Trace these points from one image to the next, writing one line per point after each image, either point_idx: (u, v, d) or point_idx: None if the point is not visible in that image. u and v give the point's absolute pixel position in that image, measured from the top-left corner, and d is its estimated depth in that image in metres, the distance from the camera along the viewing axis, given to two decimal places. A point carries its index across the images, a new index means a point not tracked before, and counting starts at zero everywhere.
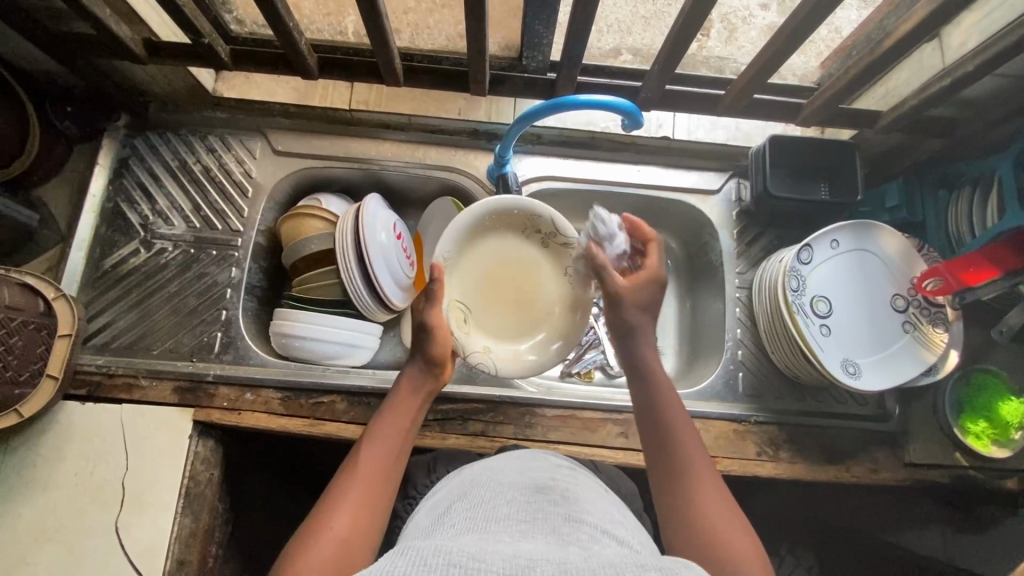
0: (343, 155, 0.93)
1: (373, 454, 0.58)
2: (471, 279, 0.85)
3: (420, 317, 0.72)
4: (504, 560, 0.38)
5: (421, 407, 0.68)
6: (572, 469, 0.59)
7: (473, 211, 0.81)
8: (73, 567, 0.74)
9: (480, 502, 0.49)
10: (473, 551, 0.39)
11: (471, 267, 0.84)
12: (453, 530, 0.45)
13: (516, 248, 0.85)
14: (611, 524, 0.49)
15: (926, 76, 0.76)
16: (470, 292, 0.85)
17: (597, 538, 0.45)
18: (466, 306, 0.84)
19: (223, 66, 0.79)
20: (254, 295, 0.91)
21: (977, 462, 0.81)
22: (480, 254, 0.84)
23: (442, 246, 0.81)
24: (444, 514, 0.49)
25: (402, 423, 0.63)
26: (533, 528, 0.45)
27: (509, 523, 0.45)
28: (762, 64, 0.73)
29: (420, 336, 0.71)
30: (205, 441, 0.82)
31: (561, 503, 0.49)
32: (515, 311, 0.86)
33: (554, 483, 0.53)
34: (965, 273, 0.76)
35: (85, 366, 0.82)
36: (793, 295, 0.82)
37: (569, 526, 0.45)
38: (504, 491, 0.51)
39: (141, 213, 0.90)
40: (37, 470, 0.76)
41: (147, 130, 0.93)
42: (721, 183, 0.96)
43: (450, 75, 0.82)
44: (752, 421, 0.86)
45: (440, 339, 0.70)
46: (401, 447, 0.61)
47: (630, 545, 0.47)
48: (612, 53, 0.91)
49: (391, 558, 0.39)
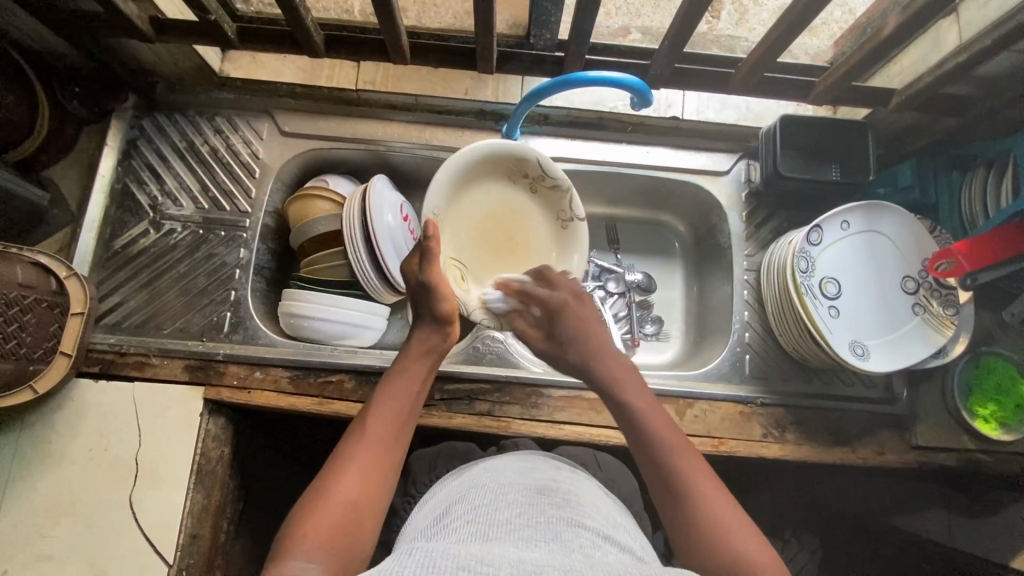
0: (350, 136, 0.93)
1: (381, 418, 0.58)
2: (462, 233, 0.84)
3: (420, 279, 0.71)
4: (510, 566, 0.39)
5: (431, 367, 0.68)
6: (574, 473, 0.60)
7: (466, 156, 0.79)
8: (87, 539, 0.75)
9: (482, 504, 0.50)
10: (478, 555, 0.40)
11: (466, 219, 0.84)
12: (456, 534, 0.46)
13: (504, 194, 0.86)
14: (612, 529, 0.50)
15: (943, 53, 0.74)
16: (464, 249, 0.83)
17: (599, 544, 0.46)
18: (463, 264, 0.83)
19: (230, 43, 0.78)
20: (262, 275, 0.92)
21: (984, 444, 0.83)
22: (468, 203, 0.84)
23: (433, 200, 0.78)
24: (445, 516, 0.50)
25: (412, 386, 0.64)
26: (536, 532, 0.45)
27: (512, 526, 0.46)
28: (774, 41, 0.72)
29: (426, 298, 0.70)
30: (216, 419, 0.83)
31: (563, 507, 0.50)
32: (510, 257, 0.86)
33: (556, 485, 0.54)
34: (977, 256, 0.75)
35: (98, 345, 0.83)
36: (802, 276, 0.81)
37: (572, 529, 0.46)
38: (505, 493, 0.51)
39: (150, 193, 0.91)
40: (52, 445, 0.78)
41: (154, 111, 0.93)
42: (731, 164, 0.95)
43: (456, 52, 0.81)
44: (759, 402, 0.86)
45: (446, 297, 0.70)
46: (411, 408, 0.62)
47: (631, 549, 0.48)
48: (622, 31, 0.90)
49: (397, 561, 0.40)
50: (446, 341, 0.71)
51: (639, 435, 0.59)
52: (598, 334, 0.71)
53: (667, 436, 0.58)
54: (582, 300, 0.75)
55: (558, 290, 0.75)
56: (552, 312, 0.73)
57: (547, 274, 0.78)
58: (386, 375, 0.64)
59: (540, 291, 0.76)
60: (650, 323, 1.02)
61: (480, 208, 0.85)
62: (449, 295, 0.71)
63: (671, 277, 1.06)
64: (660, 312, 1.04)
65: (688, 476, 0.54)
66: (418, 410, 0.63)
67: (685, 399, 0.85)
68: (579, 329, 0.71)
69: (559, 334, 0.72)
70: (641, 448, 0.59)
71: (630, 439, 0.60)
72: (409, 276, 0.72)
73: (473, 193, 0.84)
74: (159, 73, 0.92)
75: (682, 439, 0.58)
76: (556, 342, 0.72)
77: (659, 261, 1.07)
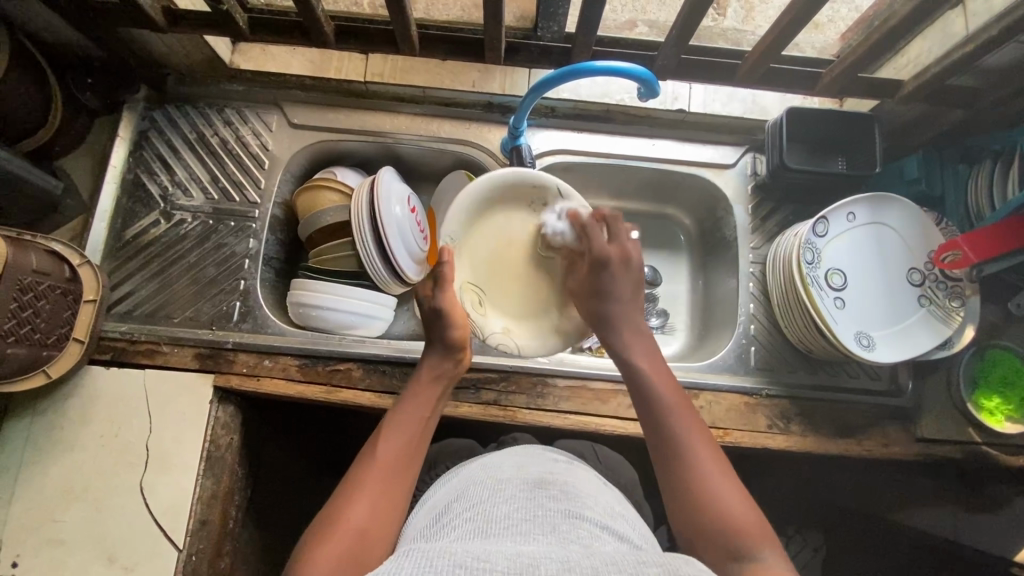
0: (358, 127, 0.94)
1: (390, 446, 0.59)
2: (477, 263, 0.82)
3: (433, 303, 0.71)
4: (508, 560, 0.40)
5: (440, 395, 0.69)
6: (570, 463, 0.61)
7: (488, 180, 0.78)
8: (98, 524, 0.76)
9: (480, 500, 0.51)
10: (477, 551, 0.41)
11: (484, 245, 0.82)
12: (455, 532, 0.47)
13: (525, 222, 0.82)
14: (611, 519, 0.51)
15: (949, 44, 0.75)
16: (483, 275, 0.82)
17: (597, 535, 0.46)
18: (479, 290, 0.81)
19: (241, 34, 0.79)
20: (271, 265, 0.93)
21: (989, 437, 0.81)
22: (487, 232, 0.82)
23: (449, 227, 0.78)
24: (444, 515, 0.51)
25: (422, 412, 0.65)
26: (534, 526, 0.46)
27: (510, 521, 0.47)
28: (781, 32, 0.72)
29: (438, 323, 0.71)
30: (225, 406, 0.84)
31: (561, 499, 0.50)
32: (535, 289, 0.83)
33: (553, 478, 0.55)
34: (986, 247, 0.75)
35: (109, 333, 0.84)
36: (807, 268, 0.81)
37: (569, 522, 0.47)
38: (503, 488, 0.52)
39: (160, 184, 0.91)
40: (63, 431, 0.79)
41: (165, 103, 0.94)
42: (737, 157, 0.95)
43: (465, 42, 0.81)
44: (764, 394, 0.86)
45: (456, 322, 0.71)
46: (420, 436, 0.63)
47: (629, 539, 0.49)
48: (629, 25, 0.90)
49: (397, 561, 0.40)
50: (457, 369, 0.72)
51: (649, 399, 0.63)
52: (634, 300, 0.74)
53: (673, 402, 0.62)
54: (628, 264, 0.74)
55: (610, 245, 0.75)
56: (598, 264, 0.73)
57: (611, 221, 0.77)
58: (396, 404, 0.65)
59: (597, 236, 0.75)
60: (655, 316, 1.02)
61: (497, 237, 0.82)
62: (461, 323, 0.71)
63: (677, 270, 1.07)
64: (665, 305, 1.04)
65: (688, 439, 0.58)
66: (427, 439, 0.64)
67: (691, 390, 0.86)
68: (618, 290, 0.73)
69: (598, 286, 0.73)
70: (649, 414, 0.62)
71: (640, 407, 0.63)
72: (421, 300, 0.73)
73: (491, 224, 0.81)
74: (169, 65, 0.93)
75: (689, 410, 0.61)
76: (594, 291, 0.74)
77: (664, 254, 1.07)
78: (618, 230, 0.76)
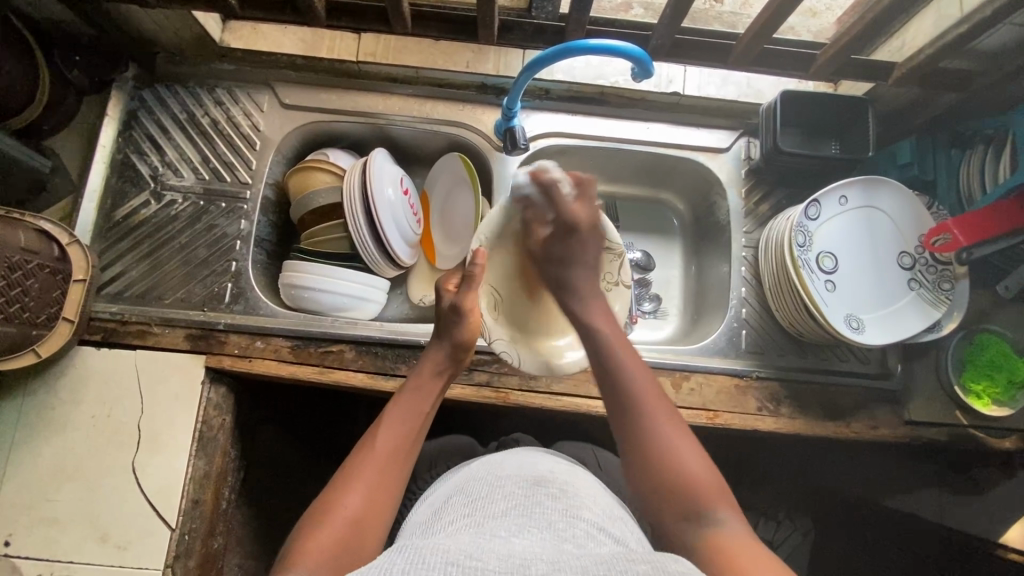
0: (351, 109, 0.93)
1: (387, 440, 0.59)
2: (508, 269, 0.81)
3: (455, 299, 0.71)
4: (500, 559, 0.39)
5: (441, 390, 0.69)
6: (571, 467, 0.61)
7: None
8: (90, 503, 0.77)
9: (477, 497, 0.51)
10: (470, 549, 0.41)
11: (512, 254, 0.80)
12: (451, 526, 0.47)
13: None
14: (608, 522, 0.51)
15: (943, 25, 0.74)
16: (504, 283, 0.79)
17: (593, 535, 0.47)
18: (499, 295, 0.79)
19: (231, 11, 0.78)
20: (263, 247, 0.92)
21: (976, 420, 0.83)
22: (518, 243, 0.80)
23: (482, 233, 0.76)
24: (442, 509, 0.52)
25: (421, 405, 0.65)
26: (529, 522, 0.46)
27: (506, 517, 0.47)
28: (773, 12, 0.71)
29: (453, 322, 0.71)
30: (218, 388, 0.83)
31: (559, 498, 0.51)
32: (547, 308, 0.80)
33: (553, 477, 0.55)
34: (978, 228, 0.74)
35: (99, 314, 0.83)
36: (799, 250, 0.82)
37: (566, 522, 0.47)
38: (502, 485, 0.53)
39: (150, 164, 0.91)
40: (55, 411, 0.79)
41: (155, 81, 0.93)
42: (731, 141, 0.95)
43: (460, 21, 0.81)
44: (754, 376, 0.86)
45: (470, 326, 0.71)
46: (418, 430, 0.63)
47: (626, 543, 0.49)
48: (623, 6, 0.89)
49: (389, 557, 0.40)
50: (458, 366, 0.72)
51: (606, 366, 0.63)
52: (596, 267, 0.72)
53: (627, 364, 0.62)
54: (596, 230, 0.72)
55: (580, 210, 0.71)
56: (569, 232, 0.70)
57: (584, 183, 0.72)
58: (397, 394, 0.65)
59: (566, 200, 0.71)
60: (647, 301, 1.03)
61: None
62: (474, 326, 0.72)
63: (670, 256, 1.07)
64: (658, 290, 1.05)
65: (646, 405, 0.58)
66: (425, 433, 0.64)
67: (681, 372, 0.86)
68: (574, 261, 0.70)
69: (558, 254, 0.70)
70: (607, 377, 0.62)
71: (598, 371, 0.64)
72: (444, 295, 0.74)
73: None
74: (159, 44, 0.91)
75: (647, 376, 0.61)
76: (557, 257, 0.70)
77: (658, 240, 1.07)
78: (586, 193, 0.72)
